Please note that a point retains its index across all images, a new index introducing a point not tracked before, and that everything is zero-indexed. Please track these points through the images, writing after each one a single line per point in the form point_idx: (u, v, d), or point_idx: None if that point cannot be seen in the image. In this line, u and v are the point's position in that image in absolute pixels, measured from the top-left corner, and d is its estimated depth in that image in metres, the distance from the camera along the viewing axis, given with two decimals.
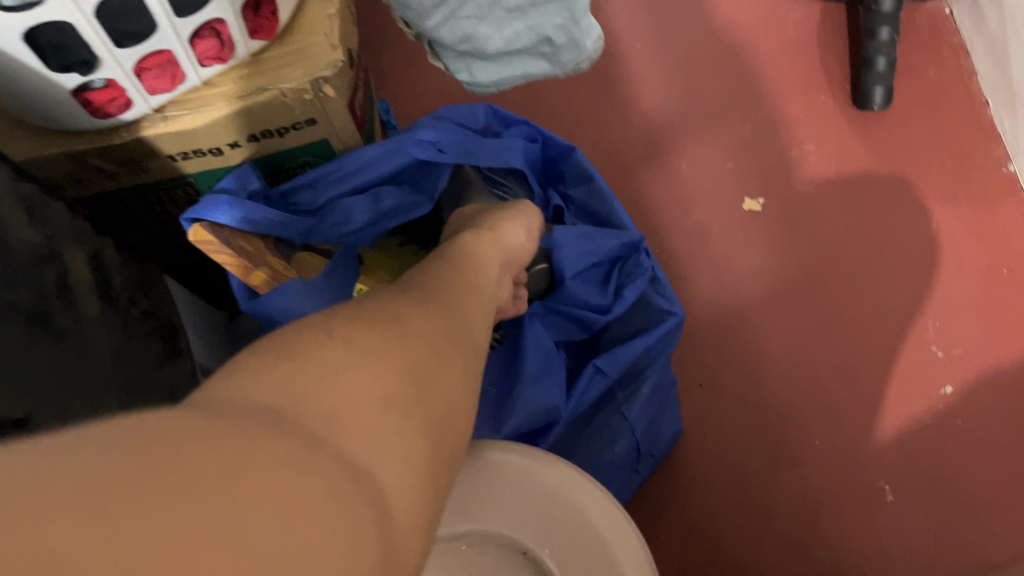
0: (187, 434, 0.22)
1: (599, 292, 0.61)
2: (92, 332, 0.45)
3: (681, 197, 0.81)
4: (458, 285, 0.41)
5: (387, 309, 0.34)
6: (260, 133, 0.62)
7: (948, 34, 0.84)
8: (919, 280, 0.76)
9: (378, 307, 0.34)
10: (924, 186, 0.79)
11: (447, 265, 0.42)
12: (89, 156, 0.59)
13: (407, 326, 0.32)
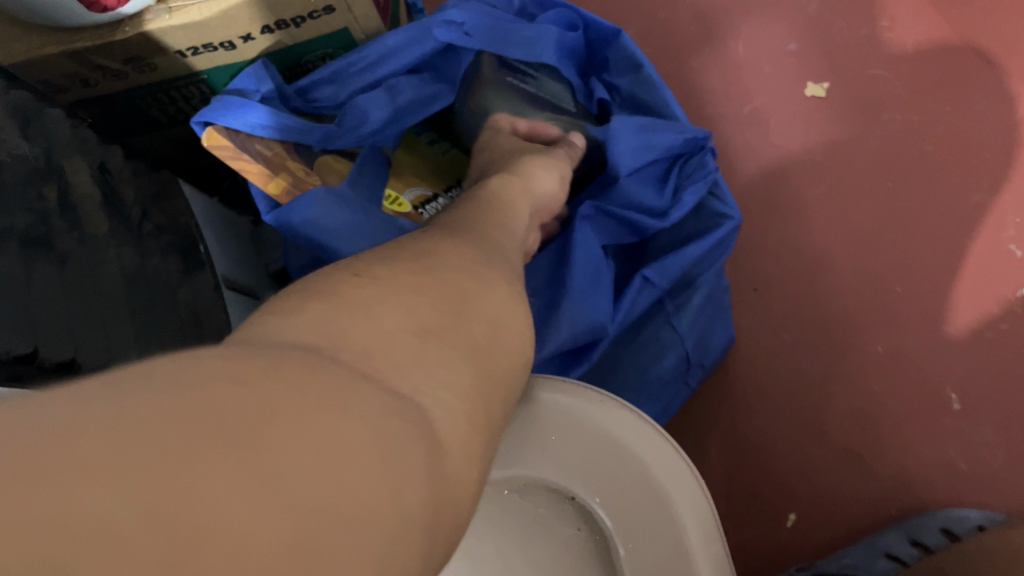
0: (155, 392, 0.17)
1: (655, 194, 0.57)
2: (98, 251, 0.42)
3: (737, 85, 0.77)
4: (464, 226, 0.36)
5: (389, 261, 0.29)
6: (274, 25, 0.57)
7: None
8: (1001, 173, 0.69)
9: (382, 262, 0.29)
10: (1010, 70, 0.71)
11: (463, 207, 0.40)
12: (91, 54, 0.55)
13: (414, 279, 0.28)
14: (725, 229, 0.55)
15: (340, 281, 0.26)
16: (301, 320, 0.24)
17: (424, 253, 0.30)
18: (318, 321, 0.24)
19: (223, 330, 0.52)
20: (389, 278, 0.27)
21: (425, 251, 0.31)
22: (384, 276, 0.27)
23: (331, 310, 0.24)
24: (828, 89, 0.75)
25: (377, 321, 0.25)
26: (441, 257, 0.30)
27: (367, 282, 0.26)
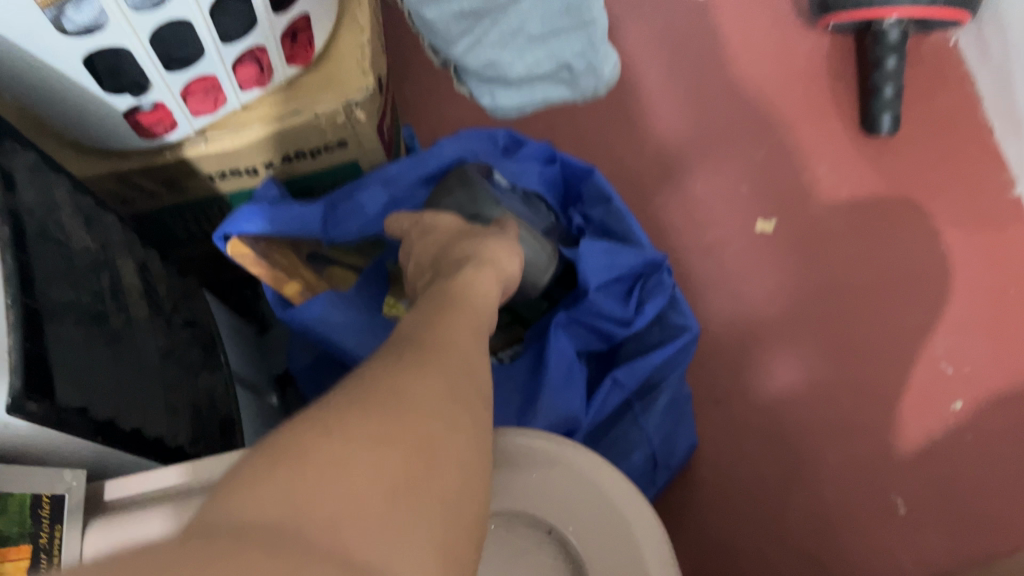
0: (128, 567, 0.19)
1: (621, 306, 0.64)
2: (137, 335, 0.48)
3: (697, 220, 0.84)
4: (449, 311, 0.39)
5: (401, 346, 0.33)
6: (294, 155, 0.66)
7: (954, 67, 0.86)
8: (930, 301, 0.78)
9: (398, 347, 0.33)
10: (934, 209, 0.81)
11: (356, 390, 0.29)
12: (133, 175, 0.63)
13: (391, 396, 0.28)
14: (686, 339, 0.63)
15: (373, 363, 0.31)
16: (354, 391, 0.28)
17: (425, 334, 0.35)
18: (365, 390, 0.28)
19: (232, 417, 0.58)
20: (413, 355, 0.32)
21: (428, 338, 0.34)
22: (406, 354, 0.32)
23: (372, 383, 0.29)
24: (775, 225, 0.83)
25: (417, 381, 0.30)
26: (438, 333, 0.35)
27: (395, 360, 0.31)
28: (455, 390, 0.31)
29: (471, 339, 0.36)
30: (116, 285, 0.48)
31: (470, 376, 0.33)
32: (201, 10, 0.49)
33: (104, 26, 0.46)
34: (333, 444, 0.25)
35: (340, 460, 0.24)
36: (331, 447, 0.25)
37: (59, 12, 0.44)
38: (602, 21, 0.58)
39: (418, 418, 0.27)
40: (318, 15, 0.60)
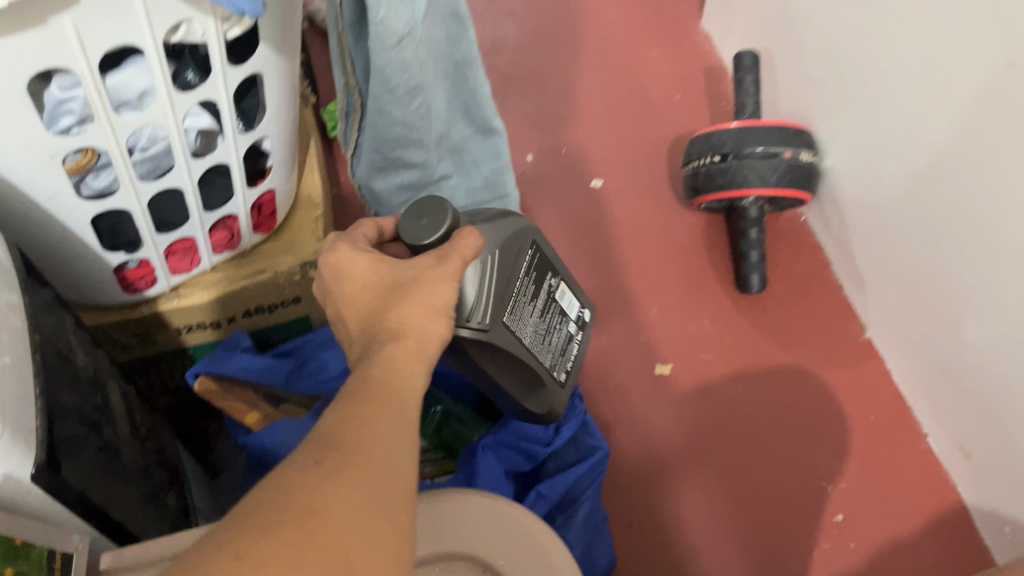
0: None
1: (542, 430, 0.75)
2: (123, 448, 0.55)
3: (604, 366, 0.96)
4: (384, 402, 0.38)
5: (330, 445, 0.35)
6: (254, 309, 0.76)
7: (805, 235, 1.03)
8: (808, 432, 0.92)
9: (321, 449, 0.35)
10: (802, 352, 0.96)
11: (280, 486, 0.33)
12: (111, 328, 0.72)
13: (316, 499, 0.32)
14: (599, 455, 0.73)
15: (293, 473, 0.33)
16: (268, 515, 0.31)
17: (355, 426, 0.37)
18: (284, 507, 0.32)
19: None
20: (331, 460, 0.34)
21: (349, 437, 0.36)
22: (326, 462, 0.34)
23: (289, 500, 0.32)
24: (672, 368, 0.95)
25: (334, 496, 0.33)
26: (364, 431, 0.36)
27: (319, 469, 0.34)
28: (377, 496, 0.34)
29: (390, 437, 0.37)
30: (104, 407, 0.55)
31: (393, 475, 0.35)
32: (194, 182, 0.60)
33: (114, 191, 0.57)
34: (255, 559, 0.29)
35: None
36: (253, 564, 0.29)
37: (81, 178, 0.55)
38: (513, 193, 0.76)
39: (334, 528, 0.31)
40: (282, 192, 0.72)
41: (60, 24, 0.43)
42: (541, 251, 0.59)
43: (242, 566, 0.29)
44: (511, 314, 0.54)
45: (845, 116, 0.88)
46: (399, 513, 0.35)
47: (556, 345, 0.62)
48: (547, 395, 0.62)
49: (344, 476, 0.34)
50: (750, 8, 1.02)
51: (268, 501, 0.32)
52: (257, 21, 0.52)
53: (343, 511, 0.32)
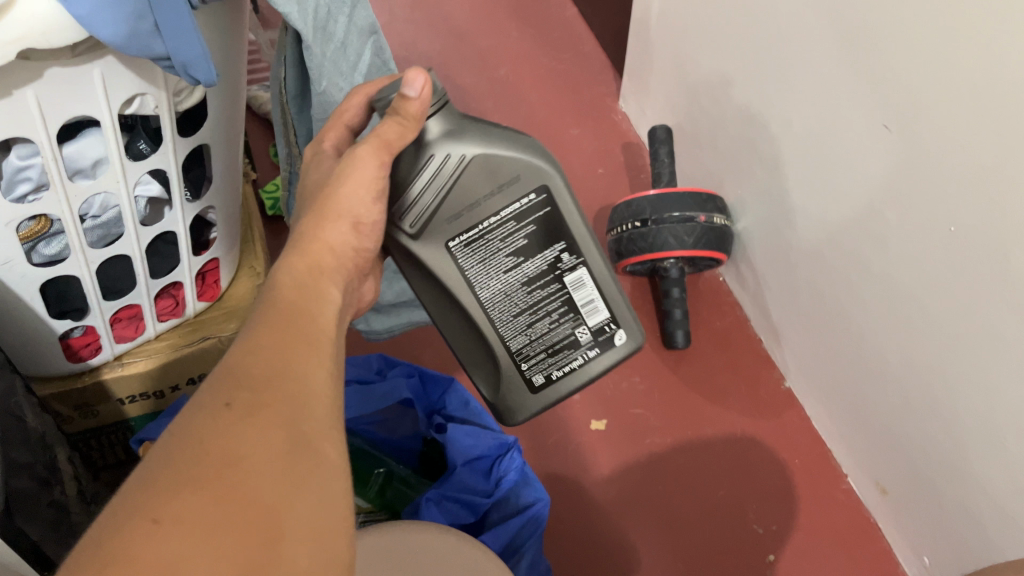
0: None
1: (483, 482, 0.78)
2: (71, 508, 0.56)
3: (542, 425, 0.99)
4: (293, 319, 0.42)
5: (243, 382, 0.36)
6: (198, 377, 0.78)
7: (724, 294, 1.09)
8: (738, 478, 0.96)
9: (232, 386, 0.36)
10: (728, 404, 1.01)
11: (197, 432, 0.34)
12: (53, 401, 0.72)
13: (229, 451, 0.33)
14: (537, 505, 0.76)
15: (201, 419, 0.34)
16: (181, 467, 0.32)
17: (261, 358, 0.38)
18: (197, 457, 0.32)
19: None
20: (243, 402, 0.35)
21: (261, 372, 0.37)
22: (239, 402, 0.35)
23: (202, 450, 0.33)
24: (607, 423, 0.99)
25: (247, 437, 0.34)
26: (272, 366, 0.38)
27: (227, 411, 0.35)
28: (290, 438, 0.35)
29: (304, 370, 0.39)
30: (53, 465, 0.56)
31: (306, 415, 0.37)
32: (142, 250, 0.63)
33: (65, 258, 0.59)
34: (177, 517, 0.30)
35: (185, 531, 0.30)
36: (175, 517, 0.30)
37: (32, 246, 0.57)
38: None
39: (250, 475, 0.33)
40: (225, 262, 0.75)
41: (25, 97, 0.47)
42: (549, 209, 0.56)
43: (162, 532, 0.30)
44: (462, 243, 0.55)
45: (750, 180, 0.94)
46: (318, 438, 0.36)
47: (538, 331, 0.58)
48: (509, 381, 0.59)
49: (260, 421, 0.35)
50: (662, 89, 1.11)
51: (180, 449, 0.33)
52: (207, 94, 0.57)
53: (259, 453, 0.34)
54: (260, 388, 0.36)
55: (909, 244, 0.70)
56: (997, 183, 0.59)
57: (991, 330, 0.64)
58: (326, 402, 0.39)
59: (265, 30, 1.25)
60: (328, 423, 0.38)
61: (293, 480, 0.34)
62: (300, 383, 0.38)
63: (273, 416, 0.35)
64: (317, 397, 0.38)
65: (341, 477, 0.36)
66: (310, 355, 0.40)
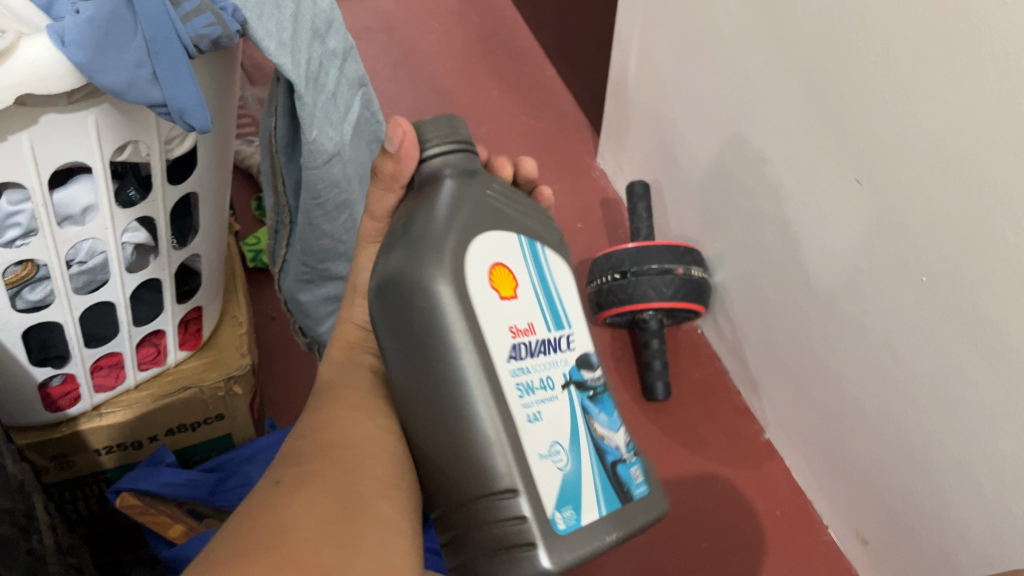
0: None
1: None
2: (48, 557, 0.55)
3: None
4: (337, 402, 0.56)
5: (298, 459, 0.49)
6: (176, 427, 0.77)
7: (702, 346, 1.11)
8: (719, 530, 0.96)
9: (289, 463, 0.49)
10: (709, 455, 1.01)
11: (257, 509, 0.44)
12: (29, 451, 0.71)
13: (277, 522, 0.42)
14: None
15: (257, 498, 0.45)
16: (242, 542, 0.40)
17: (318, 438, 0.51)
18: (256, 524, 0.42)
19: None
20: (288, 479, 0.47)
21: (309, 448, 0.50)
22: (284, 479, 0.47)
23: (258, 525, 0.42)
24: None
25: (302, 503, 0.44)
26: (320, 442, 0.51)
27: (282, 485, 0.46)
28: (334, 501, 0.45)
29: (351, 434, 0.52)
30: (31, 513, 0.55)
31: (349, 483, 0.47)
32: (126, 297, 0.63)
33: (49, 303, 0.59)
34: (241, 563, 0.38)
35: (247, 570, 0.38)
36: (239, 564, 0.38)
37: (17, 291, 0.57)
38: None
39: (300, 538, 0.41)
40: (208, 310, 0.76)
41: (19, 142, 0.47)
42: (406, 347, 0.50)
43: None
44: None
45: (726, 233, 0.96)
46: (373, 497, 0.47)
47: None
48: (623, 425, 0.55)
49: (304, 494, 0.45)
50: (639, 145, 1.14)
51: (245, 521, 0.43)
52: (197, 142, 0.58)
53: (308, 517, 0.43)
54: (300, 468, 0.48)
55: (882, 294, 0.72)
56: (965, 233, 0.61)
57: (964, 375, 0.65)
58: (379, 466, 0.50)
59: (250, 87, 1.27)
60: (381, 484, 0.49)
61: (346, 532, 0.43)
62: (354, 451, 0.50)
63: (315, 485, 0.46)
64: (365, 463, 0.50)
65: (393, 529, 0.46)
66: (359, 428, 0.52)
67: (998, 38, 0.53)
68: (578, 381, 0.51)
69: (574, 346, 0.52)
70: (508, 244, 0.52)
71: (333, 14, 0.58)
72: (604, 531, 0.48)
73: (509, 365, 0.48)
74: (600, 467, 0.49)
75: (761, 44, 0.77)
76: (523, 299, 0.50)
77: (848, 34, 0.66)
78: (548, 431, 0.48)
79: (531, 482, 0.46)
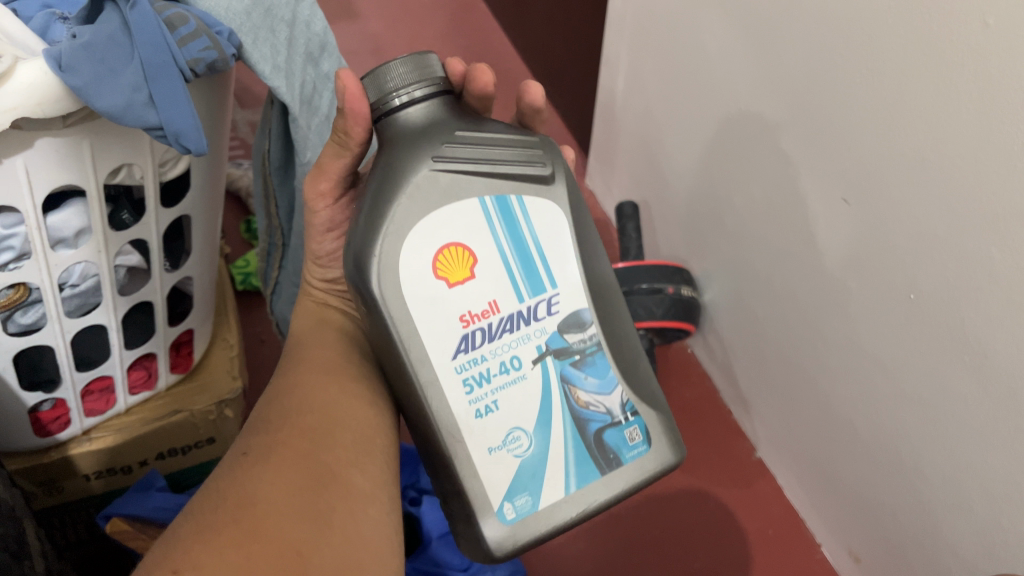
0: None
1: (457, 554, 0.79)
2: None
3: None
4: (306, 364, 0.54)
5: (267, 426, 0.49)
6: (167, 451, 0.77)
7: (692, 364, 1.11)
8: (712, 550, 0.96)
9: (259, 430, 0.49)
10: (700, 473, 1.02)
11: (224, 479, 0.44)
12: (17, 477, 0.70)
13: (245, 497, 0.43)
14: None
15: (226, 469, 0.45)
16: (208, 516, 0.42)
17: (286, 404, 0.50)
18: (221, 503, 0.42)
19: None
20: (257, 447, 0.47)
21: (277, 412, 0.50)
22: (253, 448, 0.47)
23: (225, 500, 0.43)
24: None
25: (269, 478, 0.44)
26: (287, 407, 0.50)
27: (248, 458, 0.46)
28: (304, 472, 0.46)
29: (317, 394, 0.51)
30: (23, 539, 0.54)
31: (318, 449, 0.47)
32: (118, 320, 0.63)
33: (40, 327, 0.59)
34: (205, 551, 0.39)
35: (213, 555, 0.39)
36: (204, 554, 0.39)
37: (8, 315, 0.57)
38: None
39: (268, 516, 0.42)
40: (200, 333, 0.75)
41: (14, 165, 0.47)
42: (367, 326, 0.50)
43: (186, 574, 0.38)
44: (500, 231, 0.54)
45: (715, 253, 0.97)
46: (342, 470, 0.47)
47: None
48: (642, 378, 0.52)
49: (272, 467, 0.45)
50: (627, 166, 1.15)
51: (210, 497, 0.43)
52: (190, 165, 0.58)
53: (276, 494, 0.44)
54: (268, 433, 0.48)
55: (871, 312, 0.73)
56: (951, 250, 0.62)
57: (953, 393, 0.66)
58: (349, 432, 0.50)
59: (240, 110, 1.28)
60: (350, 452, 0.49)
61: (312, 508, 0.44)
62: (322, 417, 0.50)
63: (281, 456, 0.46)
64: (338, 429, 0.49)
65: (366, 502, 0.47)
66: (329, 389, 0.52)
67: (979, 60, 0.55)
68: (558, 349, 0.49)
69: (557, 309, 0.49)
70: (473, 212, 0.48)
71: (328, 37, 0.58)
72: (570, 510, 0.49)
73: (455, 363, 0.47)
74: (571, 446, 0.49)
75: (748, 66, 0.79)
76: (481, 277, 0.48)
77: (833, 55, 0.67)
78: (508, 418, 0.48)
79: (483, 481, 0.48)
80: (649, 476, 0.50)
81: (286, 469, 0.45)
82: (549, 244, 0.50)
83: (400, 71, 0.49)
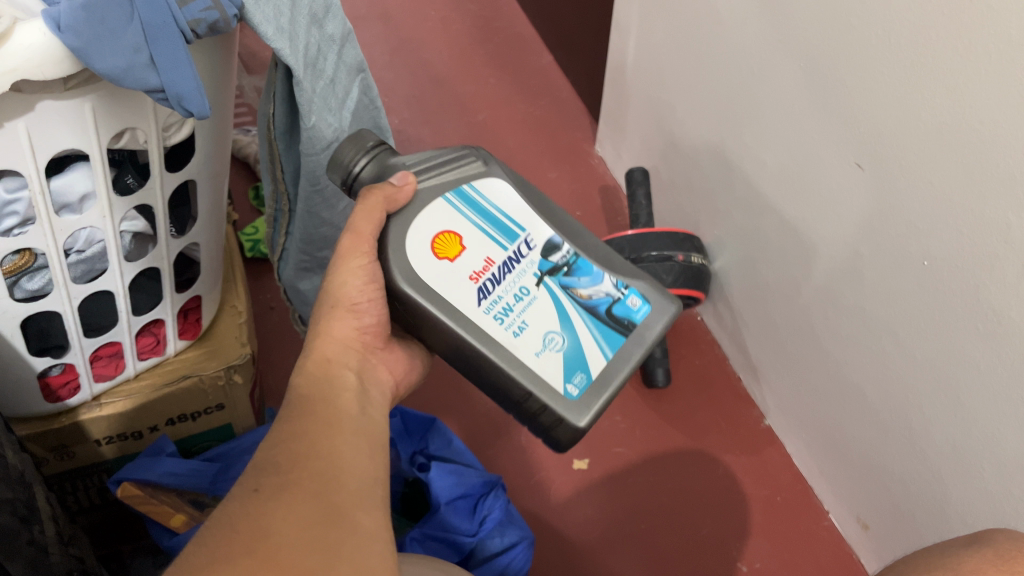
0: None
1: (467, 520, 0.79)
2: (50, 547, 0.55)
3: (527, 463, 0.99)
4: (316, 403, 0.50)
5: (268, 463, 0.45)
6: (177, 417, 0.77)
7: (701, 332, 1.11)
8: (718, 514, 0.96)
9: (265, 467, 0.45)
10: (709, 440, 1.02)
11: (234, 512, 0.42)
12: (29, 441, 0.71)
13: (257, 532, 0.41)
14: (521, 547, 0.79)
15: (235, 503, 0.42)
16: (222, 549, 0.40)
17: (293, 444, 0.47)
18: (232, 537, 0.40)
19: None
20: (267, 485, 0.43)
21: (283, 451, 0.46)
22: (263, 486, 0.43)
23: (239, 533, 0.40)
24: (589, 462, 0.99)
25: (280, 513, 0.42)
26: (295, 446, 0.47)
27: (259, 495, 0.43)
28: (315, 511, 0.43)
29: (324, 435, 0.48)
30: (33, 503, 0.54)
31: (326, 486, 0.45)
32: (125, 286, 0.63)
33: (47, 292, 0.59)
34: None
35: None
36: None
37: (15, 280, 0.57)
38: None
39: (279, 553, 0.40)
40: (208, 300, 0.75)
41: (16, 129, 0.47)
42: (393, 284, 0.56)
43: None
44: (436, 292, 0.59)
45: (725, 220, 0.96)
46: (349, 508, 0.44)
47: None
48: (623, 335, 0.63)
49: (280, 504, 0.42)
50: (637, 132, 1.13)
51: (221, 530, 0.41)
52: (195, 129, 0.58)
53: (289, 530, 0.41)
54: (272, 464, 0.45)
55: (883, 280, 0.72)
56: (966, 214, 0.61)
57: (966, 360, 0.65)
58: (353, 476, 0.47)
59: (247, 76, 1.27)
60: (356, 495, 0.46)
61: (322, 543, 0.41)
62: (330, 463, 0.46)
63: (293, 496, 0.43)
64: (346, 472, 0.47)
65: (372, 537, 0.44)
66: (338, 440, 0.48)
67: (1001, 20, 0.53)
68: (548, 270, 0.58)
69: (534, 243, 0.58)
70: (445, 209, 0.57)
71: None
72: (616, 365, 0.57)
73: (481, 307, 0.55)
74: (598, 319, 0.57)
75: (762, 30, 0.77)
76: (471, 246, 0.57)
77: (849, 16, 0.65)
78: (540, 328, 0.56)
79: (546, 372, 0.55)
80: (661, 329, 0.59)
81: (296, 506, 0.43)
82: (504, 204, 0.59)
83: (347, 151, 0.58)
